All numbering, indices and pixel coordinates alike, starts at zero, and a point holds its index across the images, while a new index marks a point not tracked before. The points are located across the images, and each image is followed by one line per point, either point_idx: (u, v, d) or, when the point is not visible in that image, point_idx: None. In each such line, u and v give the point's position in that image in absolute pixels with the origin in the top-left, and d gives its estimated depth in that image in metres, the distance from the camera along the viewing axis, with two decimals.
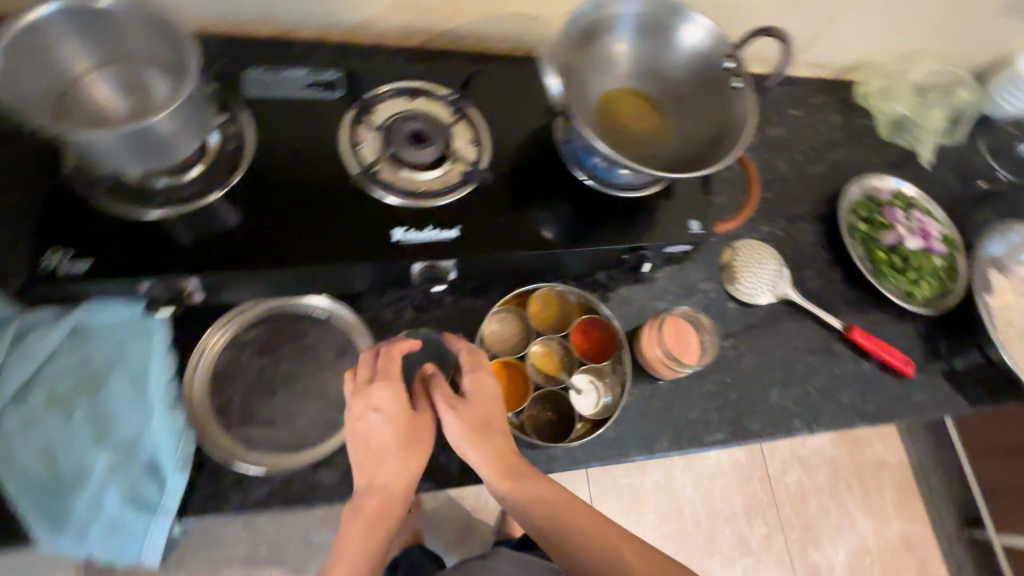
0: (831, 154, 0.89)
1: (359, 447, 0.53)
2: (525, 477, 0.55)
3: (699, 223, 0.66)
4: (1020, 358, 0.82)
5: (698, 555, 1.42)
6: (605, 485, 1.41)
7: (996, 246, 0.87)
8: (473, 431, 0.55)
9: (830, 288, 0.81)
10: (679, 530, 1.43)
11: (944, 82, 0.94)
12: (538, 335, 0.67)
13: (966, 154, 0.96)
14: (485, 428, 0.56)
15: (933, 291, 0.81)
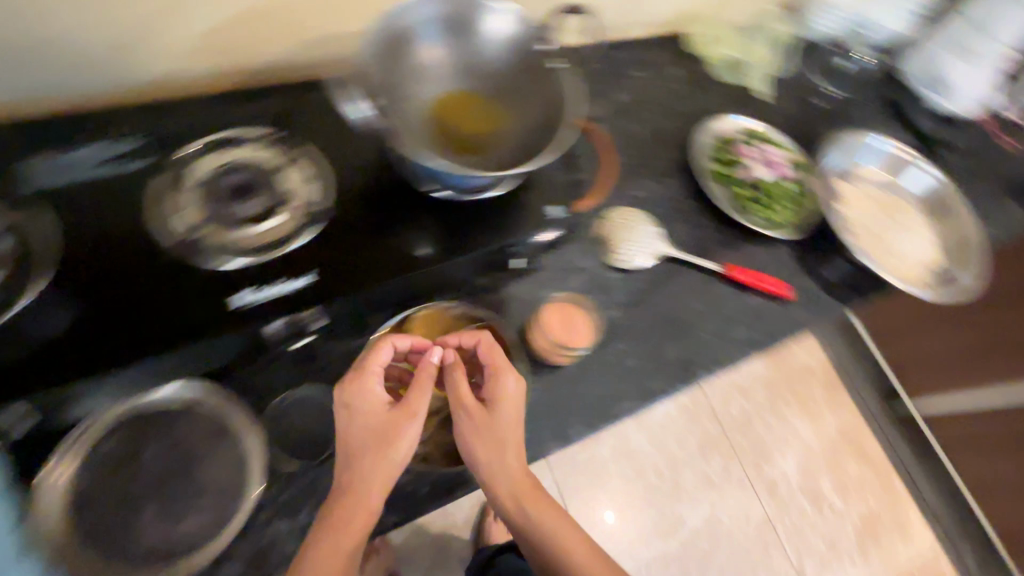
0: (678, 108, 0.94)
1: (356, 434, 0.55)
2: (527, 497, 0.59)
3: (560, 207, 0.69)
4: (879, 252, 0.91)
5: (665, 500, 1.49)
6: (564, 465, 1.46)
7: (835, 157, 0.96)
8: (484, 435, 0.59)
9: (704, 234, 0.84)
10: (641, 483, 1.49)
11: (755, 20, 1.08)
12: None
13: (796, 80, 1.05)
14: (499, 436, 0.59)
15: (792, 213, 0.88)
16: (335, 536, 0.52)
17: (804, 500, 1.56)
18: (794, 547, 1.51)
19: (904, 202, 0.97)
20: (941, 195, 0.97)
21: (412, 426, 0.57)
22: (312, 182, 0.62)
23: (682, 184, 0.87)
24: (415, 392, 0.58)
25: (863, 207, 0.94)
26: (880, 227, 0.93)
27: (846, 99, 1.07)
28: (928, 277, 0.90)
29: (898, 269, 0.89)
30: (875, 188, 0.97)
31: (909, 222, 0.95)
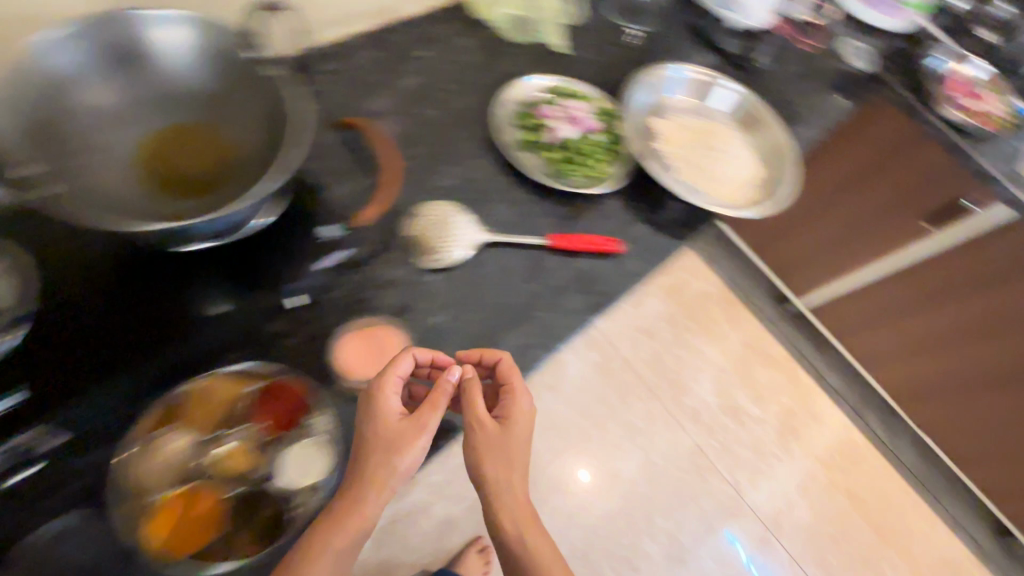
0: (475, 80, 0.89)
1: (371, 439, 0.55)
2: (529, 523, 0.59)
3: (330, 228, 0.69)
4: (703, 183, 0.91)
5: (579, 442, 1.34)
6: None
7: (642, 96, 0.94)
8: (495, 451, 0.59)
9: (523, 209, 0.80)
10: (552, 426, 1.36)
11: None
12: (223, 433, 0.56)
13: (594, 24, 1.03)
14: (508, 454, 0.59)
15: (610, 163, 0.86)
16: (322, 541, 0.50)
17: None
18: None
19: (717, 126, 0.98)
20: (749, 107, 0.99)
21: (424, 441, 0.55)
22: (12, 278, 0.57)
23: (490, 162, 0.82)
24: (432, 407, 0.57)
25: (680, 141, 0.94)
26: (701, 157, 0.93)
27: (648, 36, 1.07)
28: (756, 194, 0.93)
29: (726, 194, 0.91)
30: (687, 120, 0.97)
31: (726, 143, 0.96)
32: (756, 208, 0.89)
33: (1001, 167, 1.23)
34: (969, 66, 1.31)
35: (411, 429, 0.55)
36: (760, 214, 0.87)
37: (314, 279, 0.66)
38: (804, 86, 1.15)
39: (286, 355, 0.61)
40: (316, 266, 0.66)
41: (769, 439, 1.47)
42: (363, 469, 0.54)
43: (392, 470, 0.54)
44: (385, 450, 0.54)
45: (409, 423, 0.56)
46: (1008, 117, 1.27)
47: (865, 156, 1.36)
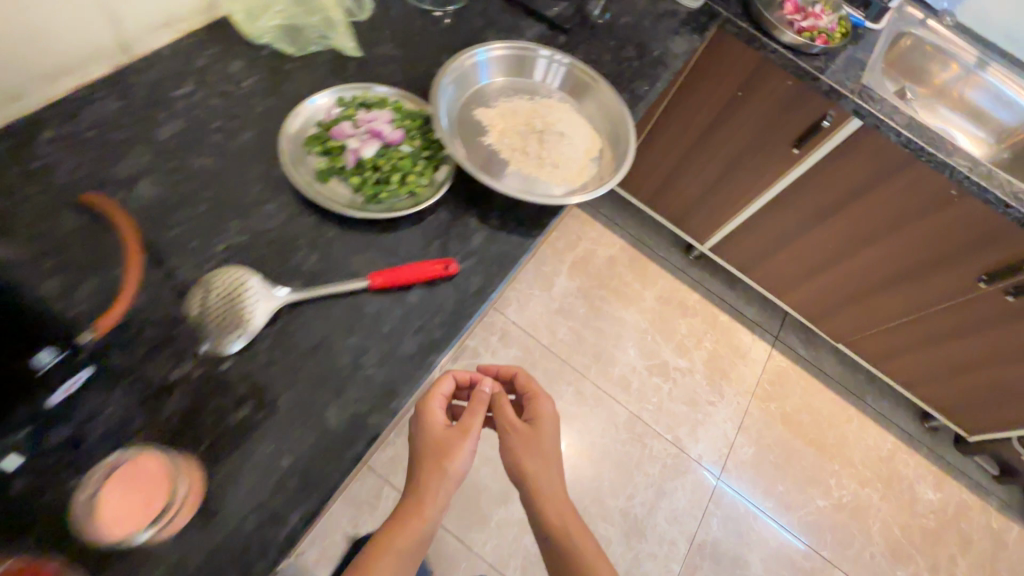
0: (252, 111, 0.76)
1: (422, 447, 0.69)
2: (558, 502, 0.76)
3: (50, 350, 0.53)
4: (536, 170, 0.83)
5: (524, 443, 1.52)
6: (397, 460, 1.42)
7: (454, 85, 0.85)
8: (528, 446, 0.76)
9: (333, 251, 0.69)
10: None
11: None
12: None
13: (388, 16, 0.91)
14: (538, 446, 0.77)
15: (431, 175, 0.76)
16: (393, 533, 0.64)
17: (654, 377, 1.71)
18: (664, 423, 1.65)
19: (545, 101, 0.91)
20: (575, 77, 0.92)
21: (468, 444, 0.68)
22: None
23: (283, 204, 0.70)
24: (472, 416, 0.71)
25: (507, 127, 0.86)
26: (533, 138, 0.85)
27: (455, 17, 0.96)
28: (600, 167, 0.87)
29: (567, 175, 0.84)
30: (510, 102, 0.89)
31: (558, 119, 0.89)
32: (601, 183, 0.83)
33: (846, 80, 1.19)
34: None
35: (459, 437, 0.68)
36: (604, 189, 0.80)
37: (48, 417, 0.52)
38: (638, 34, 1.07)
39: (10, 526, 0.48)
40: (52, 403, 0.53)
41: (695, 391, 1.73)
42: (423, 472, 0.67)
43: (444, 471, 0.66)
44: (437, 456, 0.67)
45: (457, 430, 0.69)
46: (841, 31, 1.24)
47: (724, 93, 1.39)
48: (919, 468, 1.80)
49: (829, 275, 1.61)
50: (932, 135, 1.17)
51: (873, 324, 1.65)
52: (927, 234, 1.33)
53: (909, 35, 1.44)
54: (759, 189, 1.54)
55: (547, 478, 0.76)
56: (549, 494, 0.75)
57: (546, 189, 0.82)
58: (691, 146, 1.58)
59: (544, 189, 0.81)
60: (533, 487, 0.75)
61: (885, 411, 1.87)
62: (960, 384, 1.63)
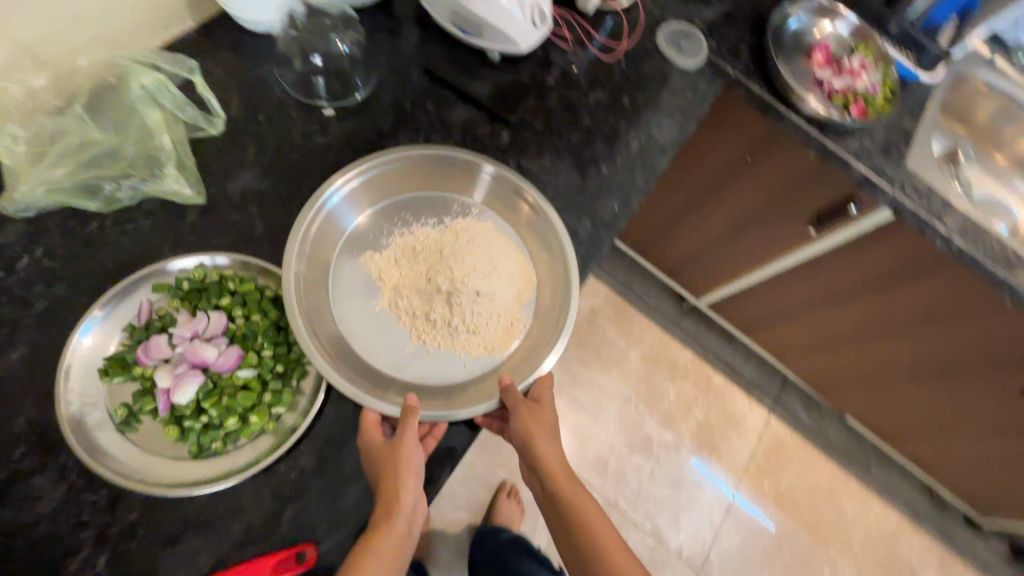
0: (25, 315, 0.53)
1: (366, 466, 0.53)
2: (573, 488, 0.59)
3: None
4: (441, 340, 0.62)
5: None
6: None
7: (318, 233, 0.62)
8: (539, 428, 0.58)
9: (132, 544, 0.48)
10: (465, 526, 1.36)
11: (131, 48, 0.62)
12: None
13: (252, 128, 0.66)
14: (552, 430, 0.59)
15: (292, 395, 0.54)
16: (363, 559, 0.48)
17: (634, 456, 1.54)
18: (642, 511, 1.49)
19: (456, 223, 0.68)
20: (498, 188, 0.69)
21: (413, 448, 0.52)
22: None
23: (62, 471, 0.49)
24: (412, 418, 0.53)
25: (402, 280, 0.64)
26: (438, 295, 0.63)
27: (355, 113, 0.70)
28: (538, 317, 0.65)
29: (490, 340, 0.63)
30: (406, 238, 0.66)
31: (474, 254, 0.66)
32: (535, 352, 0.62)
33: (885, 165, 0.92)
34: (830, 24, 0.99)
35: (407, 441, 0.52)
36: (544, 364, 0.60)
37: None
38: (614, 117, 0.80)
39: None
40: None
41: (680, 470, 1.55)
42: (378, 495, 0.51)
43: (395, 480, 0.50)
44: (383, 467, 0.51)
45: (399, 439, 0.52)
46: (885, 92, 0.95)
47: (726, 156, 1.12)
48: (925, 549, 1.64)
49: (842, 352, 1.39)
50: (988, 243, 0.91)
51: (887, 403, 1.45)
52: (962, 340, 1.10)
53: (974, 75, 1.14)
54: (763, 260, 1.30)
55: (555, 454, 0.59)
56: (562, 470, 0.60)
57: (459, 371, 0.61)
58: (685, 205, 1.32)
59: (454, 374, 0.61)
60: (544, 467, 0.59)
61: (891, 485, 1.69)
62: (982, 476, 1.44)
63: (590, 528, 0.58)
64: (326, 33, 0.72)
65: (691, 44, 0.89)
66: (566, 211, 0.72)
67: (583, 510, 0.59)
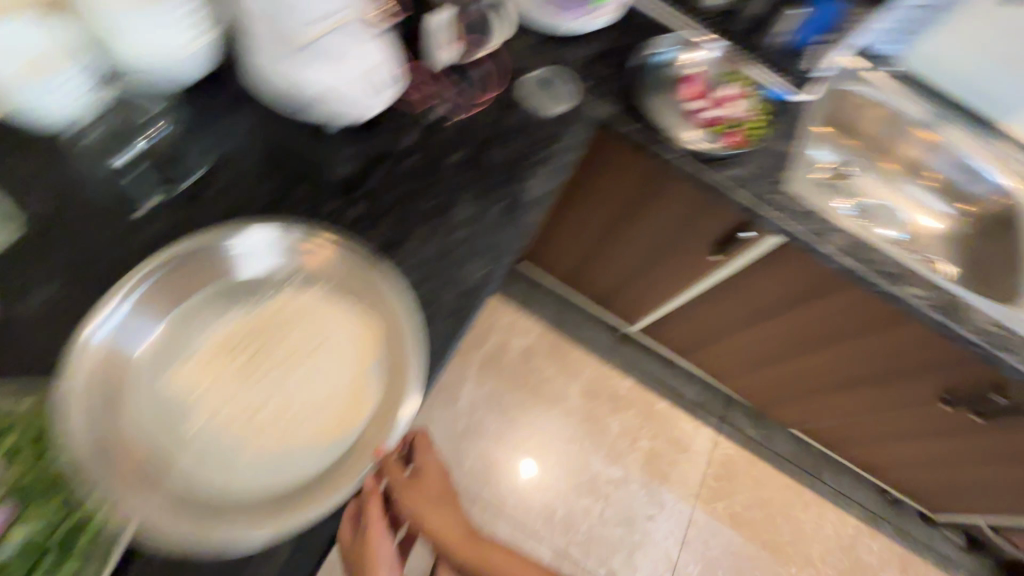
0: None
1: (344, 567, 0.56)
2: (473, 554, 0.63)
3: None
4: (279, 436, 0.54)
5: None
6: None
7: (117, 349, 0.54)
8: (425, 500, 0.61)
9: None
10: None
11: None
12: None
13: (56, 237, 0.59)
14: (439, 498, 0.63)
15: (73, 573, 0.44)
16: None
17: (582, 498, 1.49)
18: (595, 556, 1.44)
19: (274, 302, 0.60)
20: (315, 255, 0.63)
21: (380, 536, 0.56)
22: None
23: None
24: (372, 504, 0.57)
25: (223, 382, 0.55)
26: (268, 389, 0.55)
27: (181, 204, 0.64)
28: (389, 375, 0.59)
29: (337, 416, 0.56)
30: (220, 335, 0.57)
31: (308, 326, 0.59)
32: (388, 415, 0.56)
33: (765, 192, 0.92)
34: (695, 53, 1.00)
35: (374, 530, 0.56)
36: (407, 407, 0.56)
37: None
38: (480, 175, 0.77)
39: None
40: None
41: (631, 506, 1.51)
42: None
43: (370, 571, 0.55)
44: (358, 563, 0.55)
45: (366, 533, 0.56)
46: (760, 116, 0.95)
47: (629, 191, 1.09)
48: (883, 552, 1.64)
49: (773, 366, 1.38)
50: (875, 258, 0.91)
51: (824, 412, 1.44)
52: (875, 350, 1.09)
53: (853, 90, 1.17)
54: (679, 286, 1.28)
55: (451, 527, 0.62)
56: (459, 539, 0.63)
57: (311, 461, 0.54)
58: (596, 238, 1.30)
59: (304, 467, 0.53)
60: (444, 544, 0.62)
61: (844, 489, 1.69)
62: (924, 473, 1.44)
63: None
64: (135, 122, 0.66)
65: (563, 86, 0.89)
66: (425, 282, 0.67)
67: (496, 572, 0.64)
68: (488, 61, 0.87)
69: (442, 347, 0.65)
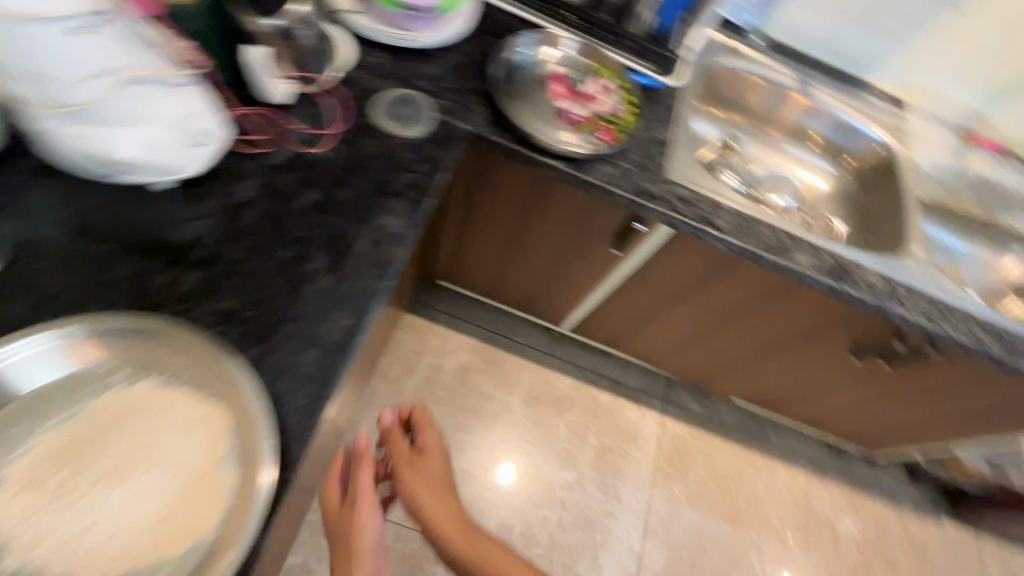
0: None
1: (332, 521, 0.68)
2: (456, 530, 0.82)
3: None
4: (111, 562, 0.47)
5: None
6: None
7: None
8: (419, 477, 0.85)
9: None
10: None
11: None
12: None
13: None
14: (430, 480, 0.84)
15: None
16: None
17: (538, 509, 1.47)
18: (559, 566, 1.42)
19: (95, 409, 0.53)
20: (141, 347, 0.57)
21: (364, 507, 0.66)
22: None
23: None
24: (363, 470, 0.67)
25: (31, 516, 0.47)
26: (93, 510, 0.48)
27: None
28: (240, 455, 0.53)
29: (183, 520, 0.50)
30: (26, 462, 0.49)
31: (142, 427, 0.53)
32: (243, 505, 0.50)
33: (647, 182, 0.90)
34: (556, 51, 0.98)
35: (362, 498, 0.66)
36: (264, 477, 0.52)
37: None
38: (335, 216, 0.71)
39: None
40: None
41: (588, 507, 1.50)
42: (345, 545, 0.65)
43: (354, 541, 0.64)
44: (345, 526, 0.66)
45: (356, 499, 0.66)
46: (629, 108, 0.94)
47: (520, 199, 1.06)
48: (834, 498, 1.70)
49: (699, 344, 1.39)
50: (762, 233, 0.92)
51: (755, 379, 1.47)
52: (783, 315, 1.11)
53: (722, 65, 1.18)
54: (594, 282, 1.27)
55: (438, 509, 0.82)
56: (443, 518, 0.82)
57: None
58: (503, 247, 1.26)
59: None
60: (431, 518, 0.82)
61: (789, 446, 1.74)
62: (855, 419, 1.50)
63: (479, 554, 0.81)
64: None
65: (421, 104, 0.84)
66: (282, 346, 0.61)
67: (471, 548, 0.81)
68: (334, 91, 0.81)
69: (307, 415, 0.58)
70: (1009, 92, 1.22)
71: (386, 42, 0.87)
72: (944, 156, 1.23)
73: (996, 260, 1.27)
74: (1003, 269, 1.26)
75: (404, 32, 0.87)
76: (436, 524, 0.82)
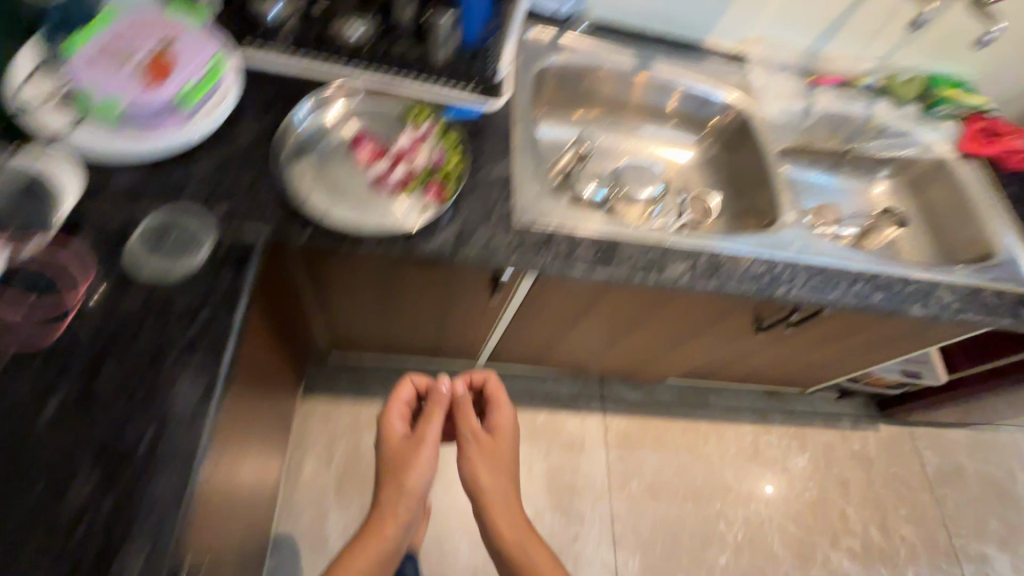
0: None
1: (389, 456, 0.81)
2: (509, 513, 0.80)
3: None
4: None
5: None
6: None
7: None
8: (485, 455, 0.82)
9: None
10: None
11: None
12: None
13: None
14: (494, 459, 0.82)
15: None
16: (373, 533, 0.75)
17: None
18: None
19: None
20: None
21: (422, 450, 0.79)
22: None
23: None
24: (433, 421, 0.82)
25: None
26: None
27: None
28: None
29: None
30: None
31: None
32: None
33: (494, 237, 0.79)
34: (346, 105, 0.84)
35: (423, 445, 0.79)
36: None
37: None
38: (101, 414, 0.56)
39: None
40: None
41: (552, 537, 1.44)
42: (392, 478, 0.78)
43: (404, 483, 0.77)
44: (399, 463, 0.79)
45: (419, 438, 0.80)
46: (453, 150, 0.82)
47: (372, 278, 0.92)
48: (780, 440, 1.74)
49: (615, 346, 1.33)
50: (630, 256, 0.84)
51: (679, 362, 1.44)
52: (682, 315, 1.06)
53: (551, 62, 1.07)
54: (489, 325, 1.16)
55: (499, 491, 0.80)
56: (499, 506, 0.79)
57: None
58: (380, 318, 1.13)
59: None
60: (485, 497, 0.80)
61: (730, 403, 1.76)
62: (779, 370, 1.51)
63: (513, 548, 0.78)
64: None
65: (191, 220, 0.68)
66: None
67: (516, 539, 0.78)
68: (67, 246, 0.64)
69: None
70: (837, 25, 1.19)
71: (128, 156, 0.69)
72: (794, 103, 1.20)
73: (865, 188, 1.35)
74: (871, 196, 1.34)
75: (151, 139, 0.70)
76: (488, 505, 0.80)
